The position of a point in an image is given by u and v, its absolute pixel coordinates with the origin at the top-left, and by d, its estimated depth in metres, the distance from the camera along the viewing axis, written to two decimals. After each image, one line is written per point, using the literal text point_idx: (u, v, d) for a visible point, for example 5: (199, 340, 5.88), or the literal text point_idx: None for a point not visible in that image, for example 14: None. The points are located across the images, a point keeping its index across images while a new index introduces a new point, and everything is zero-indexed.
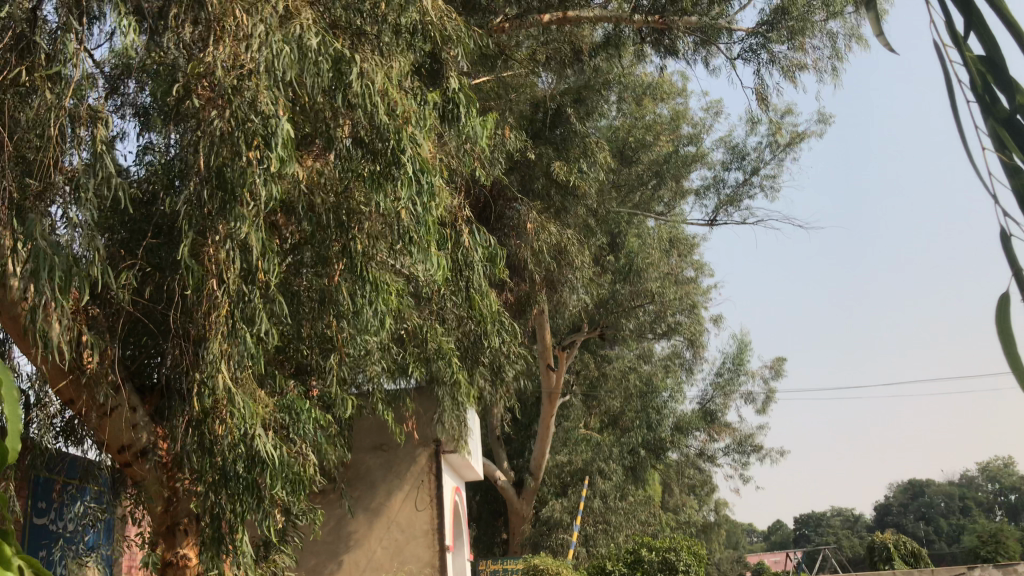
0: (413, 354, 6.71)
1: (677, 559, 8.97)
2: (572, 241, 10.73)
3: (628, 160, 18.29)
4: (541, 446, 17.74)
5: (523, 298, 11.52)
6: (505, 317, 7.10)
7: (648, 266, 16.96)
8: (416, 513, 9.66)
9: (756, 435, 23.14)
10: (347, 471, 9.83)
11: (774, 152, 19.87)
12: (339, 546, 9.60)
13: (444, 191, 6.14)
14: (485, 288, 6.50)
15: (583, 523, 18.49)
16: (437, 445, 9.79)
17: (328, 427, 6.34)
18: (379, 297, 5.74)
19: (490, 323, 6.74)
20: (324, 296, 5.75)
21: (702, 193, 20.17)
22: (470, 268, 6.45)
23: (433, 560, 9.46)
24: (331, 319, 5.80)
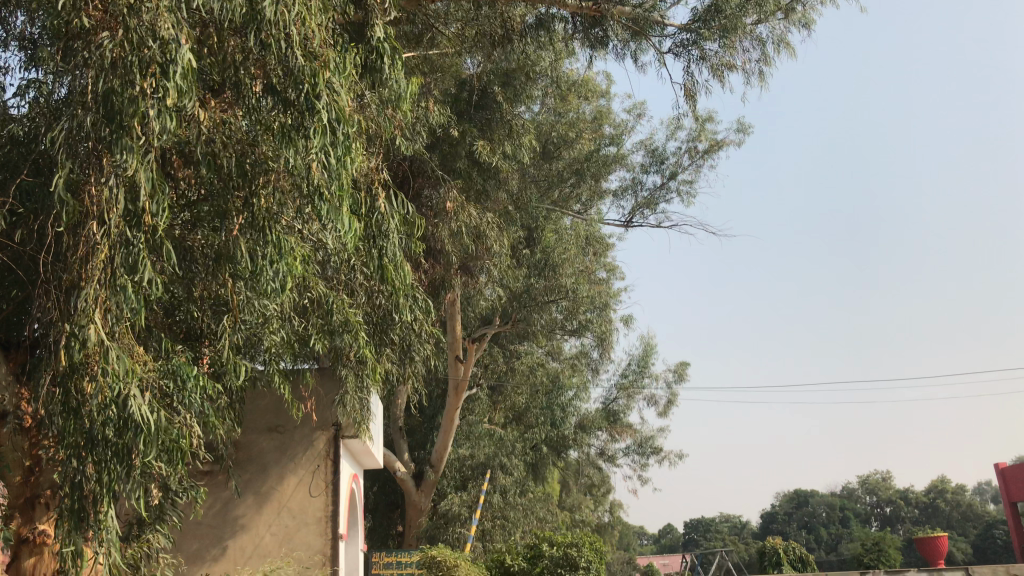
0: (316, 326, 6.24)
1: (578, 555, 8.73)
2: (491, 225, 10.36)
3: (549, 155, 18.18)
4: (443, 438, 17.33)
5: (436, 283, 11.03)
6: (418, 292, 6.71)
7: (564, 261, 16.83)
8: (310, 500, 9.16)
9: (657, 438, 23.31)
10: (237, 452, 9.27)
11: (692, 158, 20.01)
12: (224, 531, 9.00)
13: (360, 149, 5.71)
14: (399, 258, 6.08)
15: (481, 518, 18.19)
16: (336, 429, 9.38)
17: (217, 401, 5.84)
18: (285, 257, 5.28)
19: (402, 296, 6.33)
20: (219, 252, 5.24)
21: (619, 193, 20.18)
22: (385, 236, 5.98)
23: (324, 548, 9.00)
24: (225, 277, 5.30)
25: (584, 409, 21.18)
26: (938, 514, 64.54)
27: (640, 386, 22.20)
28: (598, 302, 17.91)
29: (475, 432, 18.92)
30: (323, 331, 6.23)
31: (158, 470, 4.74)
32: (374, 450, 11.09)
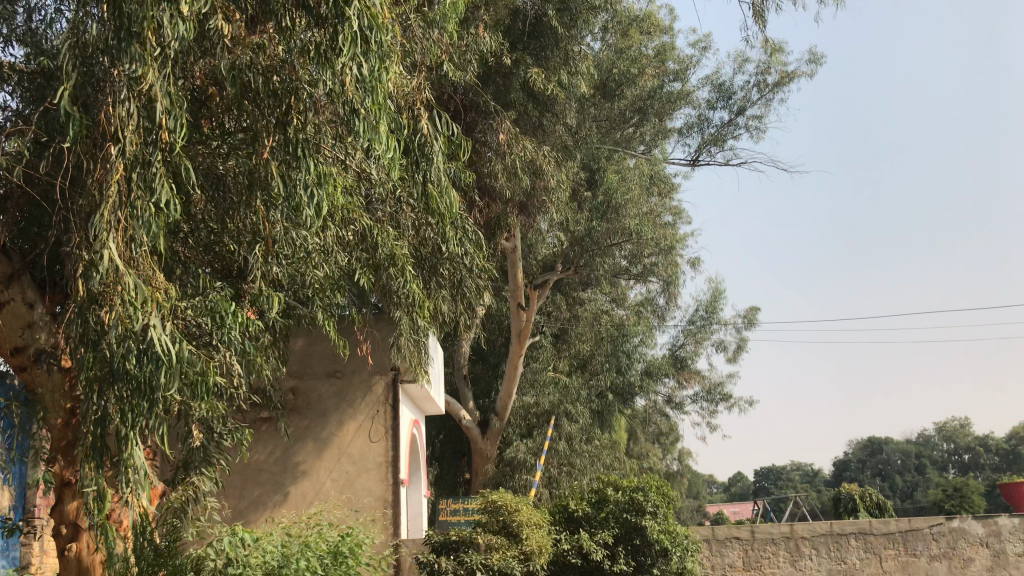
0: (361, 260, 5.93)
1: (644, 500, 8.37)
2: (547, 159, 9.88)
3: (611, 94, 17.55)
4: (507, 386, 17.11)
5: (491, 223, 10.57)
6: (466, 222, 6.37)
7: (627, 203, 16.04)
8: (369, 445, 8.98)
9: (726, 384, 22.72)
10: (296, 397, 9.12)
11: (761, 92, 19.09)
12: (285, 477, 8.88)
13: (396, 64, 5.30)
14: (444, 183, 5.71)
15: (547, 465, 17.98)
16: (394, 374, 9.15)
17: (260, 338, 5.62)
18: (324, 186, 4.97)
19: (448, 223, 5.98)
20: (251, 178, 5.00)
21: (685, 131, 19.40)
22: (429, 160, 5.61)
23: (385, 493, 8.83)
24: (257, 204, 5.03)
25: (650, 355, 20.66)
26: (1021, 461, 62.47)
27: (708, 332, 21.70)
28: (663, 245, 17.31)
29: (539, 380, 18.60)
30: (370, 267, 5.92)
31: (192, 405, 4.52)
32: (435, 395, 10.88)
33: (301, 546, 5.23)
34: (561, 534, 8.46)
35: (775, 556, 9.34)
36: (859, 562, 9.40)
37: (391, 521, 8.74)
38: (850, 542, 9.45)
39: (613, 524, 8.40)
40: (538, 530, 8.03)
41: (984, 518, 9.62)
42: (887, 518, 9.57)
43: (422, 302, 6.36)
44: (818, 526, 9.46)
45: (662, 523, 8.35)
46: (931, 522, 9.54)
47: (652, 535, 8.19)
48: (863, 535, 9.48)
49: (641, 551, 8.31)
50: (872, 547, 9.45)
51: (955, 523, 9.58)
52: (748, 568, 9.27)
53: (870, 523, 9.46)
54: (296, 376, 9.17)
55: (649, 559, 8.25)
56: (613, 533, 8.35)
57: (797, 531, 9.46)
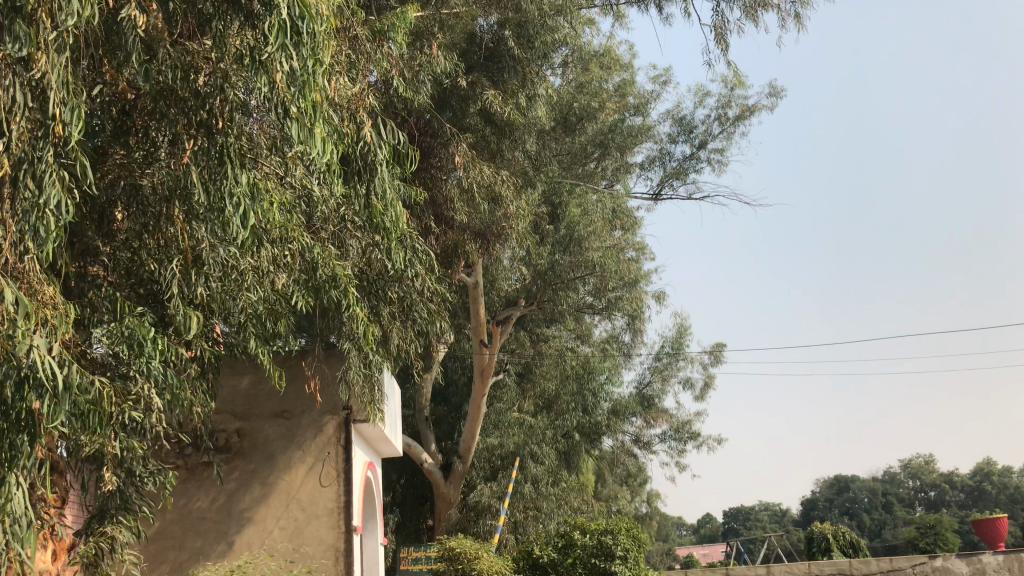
0: (300, 282, 5.43)
1: (614, 543, 7.83)
2: (506, 185, 9.45)
3: (571, 128, 17.30)
4: (471, 428, 16.51)
5: (447, 252, 10.10)
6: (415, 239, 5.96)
7: (590, 236, 15.74)
8: (320, 490, 8.36)
9: (694, 422, 22.29)
10: (241, 440, 8.51)
11: (723, 126, 19.01)
12: (229, 525, 8.21)
13: (329, 53, 4.70)
14: (389, 196, 5.36)
15: (512, 509, 17.30)
16: (347, 413, 8.57)
17: (187, 368, 5.05)
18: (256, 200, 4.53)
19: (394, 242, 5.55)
20: (170, 188, 4.47)
21: (646, 165, 19.20)
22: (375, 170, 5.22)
23: (337, 542, 8.20)
24: (177, 215, 4.51)
25: (616, 394, 20.15)
26: (985, 497, 62.68)
27: (675, 370, 21.30)
28: (628, 279, 16.93)
29: (503, 421, 18.02)
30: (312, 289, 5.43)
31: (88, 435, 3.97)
32: (391, 436, 10.30)
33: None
34: None
35: None
36: None
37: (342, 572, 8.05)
38: None
39: (581, 571, 7.83)
40: None
41: (967, 556, 9.20)
42: (867, 558, 9.12)
43: (368, 327, 5.87)
44: (796, 567, 8.98)
45: (633, 568, 7.81)
46: (913, 561, 9.09)
47: None
48: None
49: None
50: None
51: (939, 561, 9.15)
52: None
53: (850, 563, 9.01)
54: (240, 417, 8.56)
55: None
56: None
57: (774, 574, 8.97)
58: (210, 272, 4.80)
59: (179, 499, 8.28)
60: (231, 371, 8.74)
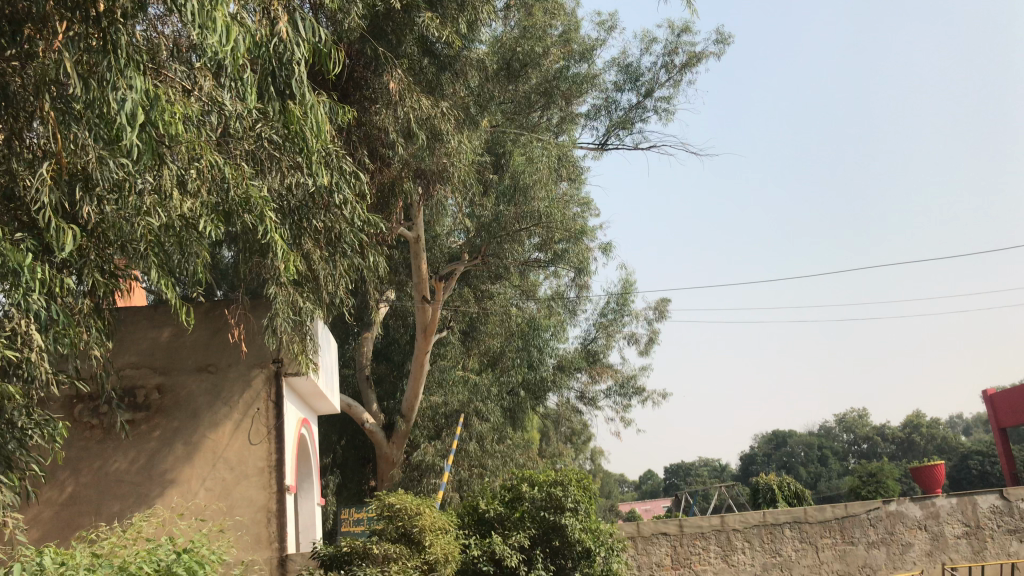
0: (209, 207, 4.76)
1: (564, 495, 7.42)
2: (446, 119, 8.81)
3: (515, 76, 16.63)
4: (414, 385, 15.86)
5: (383, 192, 9.44)
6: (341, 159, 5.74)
7: (535, 184, 15.15)
8: (249, 449, 7.74)
9: (639, 377, 22.06)
10: (162, 396, 7.82)
11: (669, 74, 18.54)
12: (150, 488, 7.54)
13: None
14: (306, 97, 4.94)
15: (457, 467, 16.87)
16: (277, 366, 7.93)
17: (76, 305, 4.39)
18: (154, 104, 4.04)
19: (314, 153, 4.99)
20: (38, 77, 3.81)
21: (591, 115, 18.62)
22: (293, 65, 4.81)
23: (268, 504, 7.62)
24: (49, 111, 3.87)
25: (561, 350, 19.73)
26: (915, 448, 64.57)
27: (620, 325, 20.98)
28: (574, 231, 16.41)
29: (447, 379, 17.52)
30: (220, 211, 4.79)
31: None
32: (327, 390, 9.66)
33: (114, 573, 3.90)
34: (471, 538, 7.42)
35: (706, 552, 8.51)
36: (793, 554, 8.71)
37: (275, 535, 7.53)
38: (784, 532, 8.74)
39: (529, 525, 7.40)
40: (443, 536, 6.98)
41: (921, 500, 9.15)
42: (821, 505, 8.90)
43: (286, 255, 5.23)
44: (750, 516, 8.69)
45: (584, 520, 7.41)
46: (867, 506, 8.94)
47: (573, 534, 7.24)
48: (797, 524, 8.79)
49: (561, 553, 7.36)
50: (808, 537, 8.78)
51: (892, 506, 9.03)
52: (677, 567, 8.38)
53: (805, 511, 8.77)
54: (160, 372, 7.88)
55: (571, 561, 7.33)
56: (530, 535, 7.34)
57: (728, 523, 8.65)
58: (103, 195, 4.25)
59: (95, 462, 7.58)
60: (148, 323, 7.99)
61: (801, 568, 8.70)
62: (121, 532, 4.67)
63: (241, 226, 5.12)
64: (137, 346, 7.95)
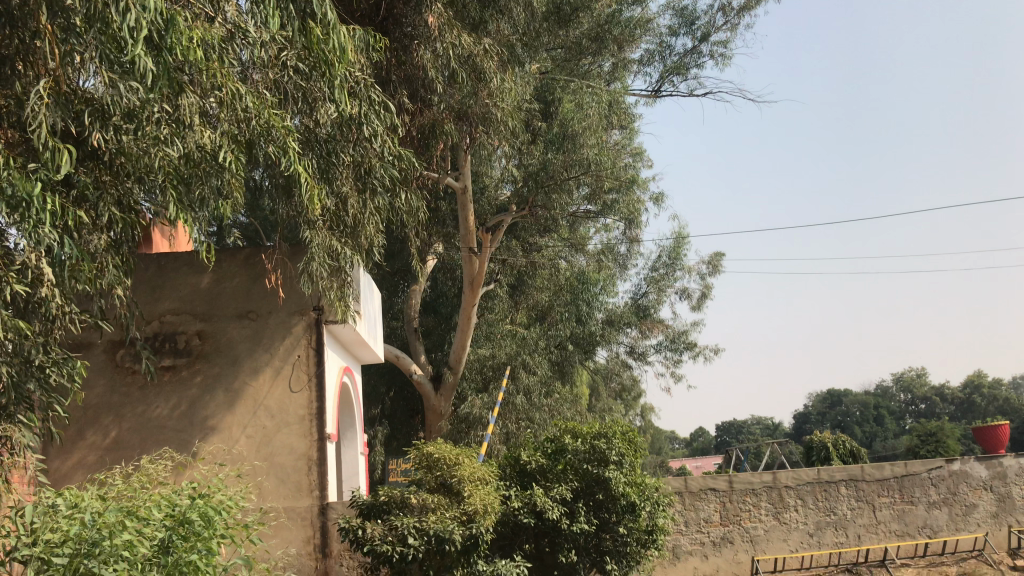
0: (230, 137, 4.60)
1: (607, 448, 7.15)
2: (490, 58, 8.45)
3: (565, 21, 16.09)
4: (461, 338, 15.68)
5: (424, 135, 9.13)
6: (369, 89, 5.93)
7: (584, 131, 14.71)
8: (289, 396, 7.60)
9: (690, 332, 21.63)
10: (202, 343, 7.67)
11: (727, 17, 17.80)
12: (191, 434, 7.45)
13: None
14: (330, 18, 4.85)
15: (503, 420, 16.74)
16: (317, 313, 7.76)
17: (92, 240, 4.32)
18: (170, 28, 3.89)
19: (336, 76, 5.08)
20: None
21: (643, 61, 18.01)
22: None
23: (308, 452, 7.50)
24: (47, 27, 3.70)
25: (611, 304, 19.35)
26: (976, 409, 62.94)
27: (672, 279, 20.52)
28: (624, 180, 15.91)
29: (494, 332, 17.31)
30: (240, 141, 4.64)
31: None
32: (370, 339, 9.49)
33: (122, 517, 3.69)
34: (512, 490, 7.22)
35: (756, 509, 8.19)
36: (848, 513, 8.37)
37: (316, 483, 7.42)
38: (839, 490, 8.39)
39: (571, 477, 7.17)
40: (483, 487, 6.79)
41: (988, 460, 8.84)
42: (880, 463, 8.52)
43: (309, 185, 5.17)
44: (804, 474, 8.33)
45: (629, 474, 7.17)
46: (930, 465, 8.61)
47: (617, 488, 7.00)
48: (854, 483, 8.42)
49: (605, 507, 7.12)
50: (865, 496, 8.42)
51: (957, 466, 8.69)
52: (726, 523, 8.09)
53: (863, 469, 8.41)
54: (200, 318, 7.71)
55: (615, 515, 7.09)
56: (572, 488, 7.11)
57: (781, 480, 8.30)
58: (118, 124, 4.18)
59: (137, 407, 7.50)
60: (188, 268, 7.80)
61: (856, 527, 8.36)
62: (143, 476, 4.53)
63: (265, 156, 4.94)
64: (177, 292, 7.78)
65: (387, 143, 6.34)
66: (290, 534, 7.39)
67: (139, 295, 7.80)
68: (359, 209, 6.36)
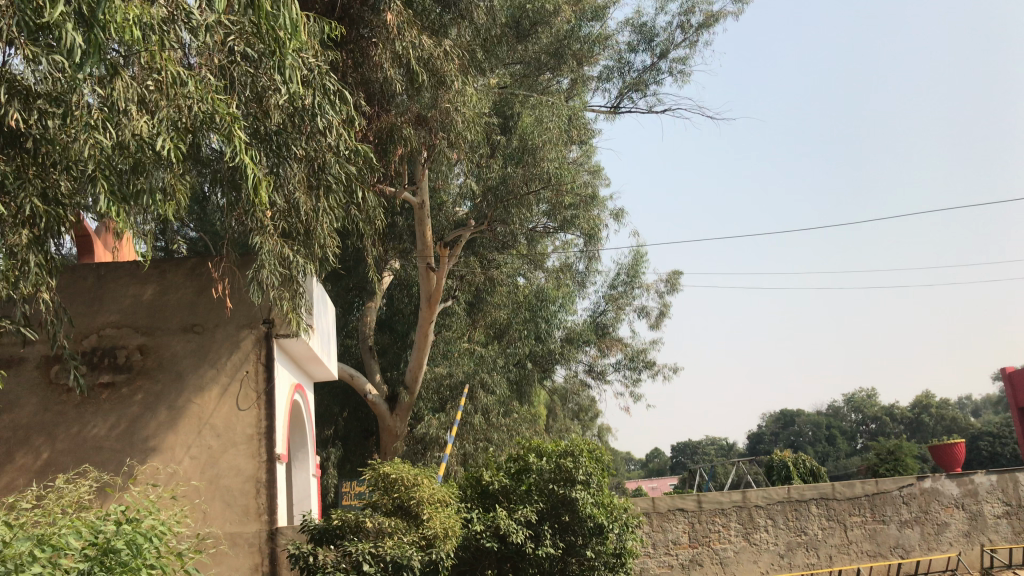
0: (170, 122, 4.26)
1: (574, 467, 6.82)
2: (451, 60, 8.13)
3: (524, 35, 15.89)
4: (418, 356, 15.24)
5: (381, 140, 8.76)
6: (323, 77, 5.56)
7: (545, 144, 14.44)
8: (237, 415, 7.12)
9: (649, 351, 21.45)
10: (144, 358, 7.17)
11: (686, 34, 17.78)
12: (131, 454, 6.93)
13: None
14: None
15: (461, 440, 16.33)
16: (267, 326, 7.31)
17: (11, 235, 3.98)
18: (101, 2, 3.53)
19: (288, 55, 4.85)
20: None
21: (603, 77, 17.87)
22: None
23: (257, 474, 7.02)
24: None
25: (570, 321, 19.07)
26: (925, 428, 63.90)
27: (631, 297, 20.34)
28: (584, 196, 15.67)
29: (452, 351, 16.90)
30: (181, 129, 4.29)
31: None
32: (323, 355, 9.04)
33: (33, 546, 3.24)
34: (474, 513, 6.84)
35: (726, 530, 7.91)
36: (819, 533, 8.13)
37: (264, 507, 6.94)
38: (810, 510, 8.15)
39: (536, 499, 6.81)
40: (443, 509, 6.39)
41: (958, 477, 8.69)
42: (851, 481, 8.31)
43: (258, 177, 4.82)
44: (774, 492, 8.09)
45: (596, 494, 6.85)
46: (901, 483, 8.44)
47: (585, 510, 6.67)
48: (825, 502, 8.20)
49: (571, 530, 6.78)
50: (836, 515, 8.20)
51: (927, 484, 8.53)
52: (696, 545, 7.78)
53: (833, 488, 8.19)
54: (142, 332, 7.21)
55: (581, 538, 6.75)
56: (537, 509, 6.75)
57: (750, 500, 8.03)
58: (44, 107, 3.92)
59: (73, 426, 6.98)
60: (129, 279, 7.31)
61: (828, 548, 8.12)
62: (67, 500, 4.08)
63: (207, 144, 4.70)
64: (118, 303, 7.28)
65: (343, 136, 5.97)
66: (236, 562, 6.89)
67: (76, 307, 7.28)
68: (311, 207, 6.02)
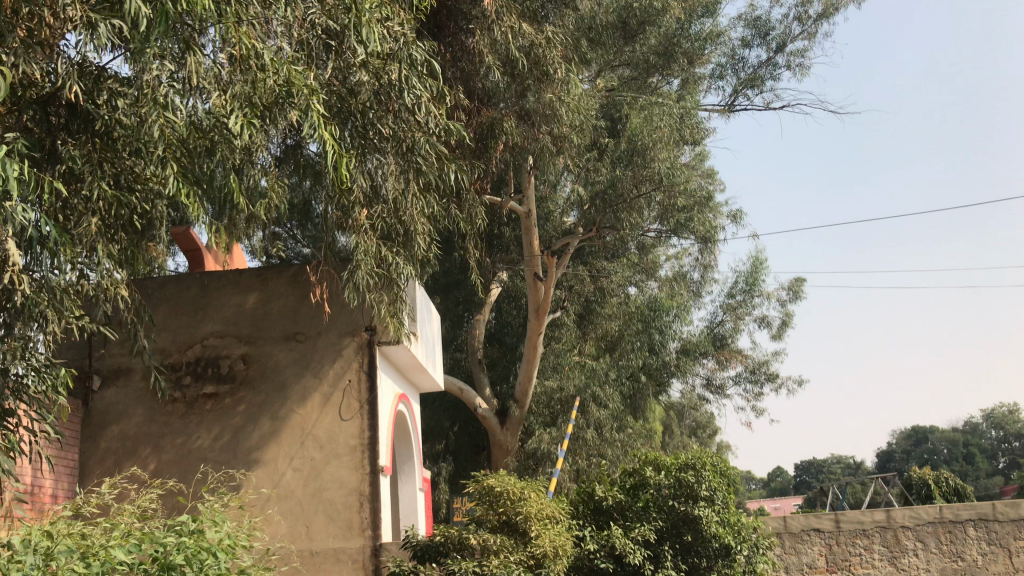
0: (241, 93, 4.38)
1: (696, 482, 6.19)
2: (554, 48, 7.68)
3: (631, 36, 15.34)
4: (527, 367, 14.77)
5: (482, 137, 8.39)
6: (410, 47, 5.39)
7: (655, 144, 13.76)
8: (340, 425, 6.82)
9: (771, 362, 20.34)
10: (247, 367, 6.97)
11: (804, 26, 16.81)
12: (234, 466, 6.73)
13: None
14: None
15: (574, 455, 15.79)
16: (370, 334, 6.99)
17: (83, 223, 4.02)
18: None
19: (365, 14, 4.92)
20: None
21: (715, 75, 17.07)
22: None
23: (360, 487, 6.68)
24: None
25: (686, 332, 18.25)
26: None
27: (750, 306, 19.34)
28: (697, 199, 14.92)
29: (562, 364, 16.38)
30: (255, 105, 4.39)
31: None
32: (428, 364, 8.68)
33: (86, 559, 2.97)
34: (587, 530, 6.29)
35: (868, 553, 7.12)
36: (979, 559, 7.17)
37: (368, 522, 6.58)
38: (967, 533, 7.22)
39: (654, 516, 6.22)
40: (551, 526, 5.90)
41: None
42: (1017, 502, 7.31)
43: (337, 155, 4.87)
44: (923, 512, 7.21)
45: (721, 512, 6.21)
46: None
47: (708, 528, 6.06)
48: (984, 523, 7.24)
49: (694, 550, 6.18)
50: (998, 539, 7.22)
51: None
52: (834, 570, 7.05)
53: (995, 508, 7.23)
54: (244, 341, 7.02)
55: (706, 560, 6.16)
56: (655, 528, 6.16)
57: (896, 520, 7.20)
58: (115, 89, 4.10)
59: (177, 437, 6.84)
60: (232, 288, 7.14)
61: None
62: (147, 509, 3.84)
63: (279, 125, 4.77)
64: (221, 313, 7.11)
65: (431, 112, 5.71)
66: None
67: (180, 318, 7.14)
68: (399, 190, 5.65)
